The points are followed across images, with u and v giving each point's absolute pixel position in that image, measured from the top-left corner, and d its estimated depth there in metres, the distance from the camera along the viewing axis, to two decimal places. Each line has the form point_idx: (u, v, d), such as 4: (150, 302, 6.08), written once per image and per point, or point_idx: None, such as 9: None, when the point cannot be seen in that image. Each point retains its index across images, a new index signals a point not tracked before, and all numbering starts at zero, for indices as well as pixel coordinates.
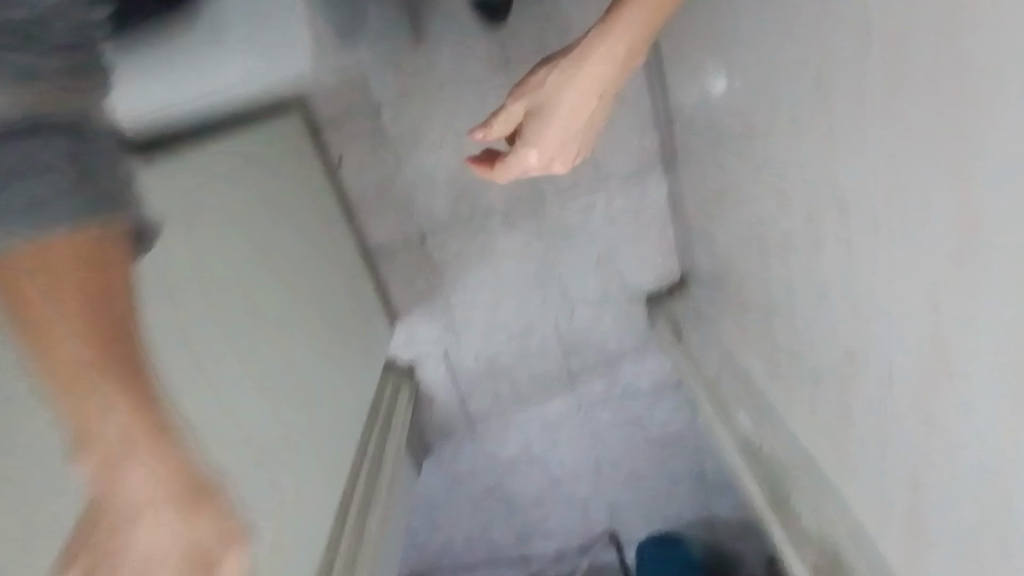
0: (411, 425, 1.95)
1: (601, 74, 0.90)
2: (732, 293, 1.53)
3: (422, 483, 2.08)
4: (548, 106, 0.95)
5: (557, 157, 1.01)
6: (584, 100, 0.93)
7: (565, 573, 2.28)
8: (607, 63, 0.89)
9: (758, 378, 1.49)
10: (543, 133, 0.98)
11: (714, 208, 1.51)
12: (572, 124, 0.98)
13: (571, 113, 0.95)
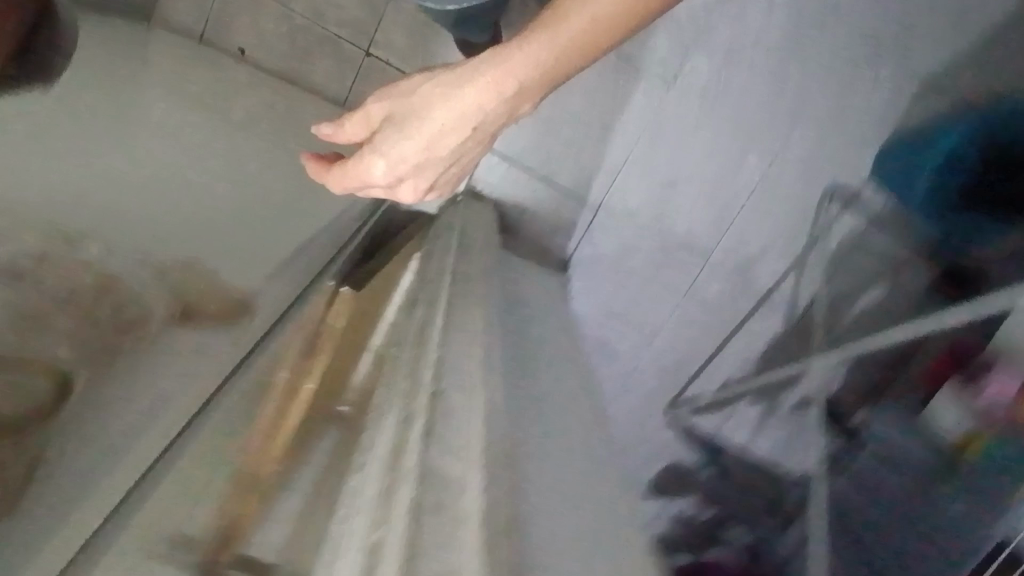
0: (519, 241, 1.66)
1: (538, 66, 0.69)
2: None
3: (580, 295, 1.73)
4: (421, 114, 0.73)
5: (417, 178, 0.77)
6: (496, 85, 0.70)
7: (817, 280, 1.67)
8: (550, 39, 0.68)
9: None
10: (408, 143, 0.73)
11: None
12: (446, 145, 0.74)
13: (443, 136, 0.73)
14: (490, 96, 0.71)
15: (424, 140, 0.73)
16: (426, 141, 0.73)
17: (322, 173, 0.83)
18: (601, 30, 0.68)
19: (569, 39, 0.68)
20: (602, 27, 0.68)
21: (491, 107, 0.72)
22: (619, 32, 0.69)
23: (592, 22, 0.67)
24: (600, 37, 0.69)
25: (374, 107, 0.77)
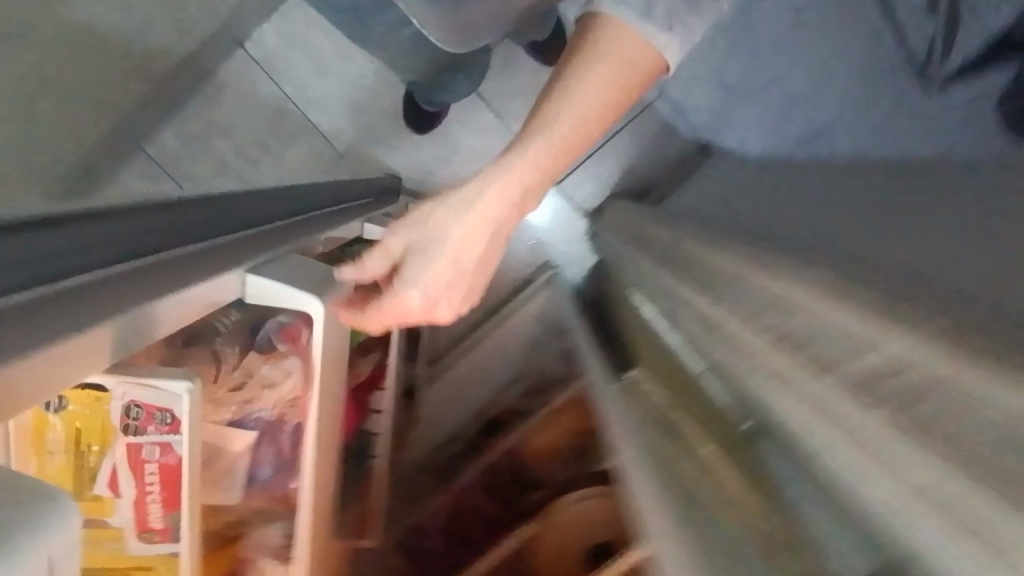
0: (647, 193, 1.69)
1: (541, 168, 0.65)
2: None
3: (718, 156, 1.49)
4: (437, 240, 0.69)
5: (449, 298, 0.73)
6: (500, 197, 0.66)
7: None
8: (545, 144, 0.64)
9: None
10: (437, 267, 0.70)
11: None
12: (471, 263, 0.70)
13: (463, 261, 0.70)
14: (506, 212, 0.67)
15: (437, 256, 0.69)
16: (456, 262, 0.70)
17: (350, 319, 0.79)
18: (582, 125, 0.63)
19: (566, 139, 0.64)
20: (589, 122, 0.63)
21: (510, 218, 0.68)
22: (613, 113, 0.64)
23: (582, 117, 0.63)
24: (591, 131, 0.64)
25: (382, 254, 0.74)
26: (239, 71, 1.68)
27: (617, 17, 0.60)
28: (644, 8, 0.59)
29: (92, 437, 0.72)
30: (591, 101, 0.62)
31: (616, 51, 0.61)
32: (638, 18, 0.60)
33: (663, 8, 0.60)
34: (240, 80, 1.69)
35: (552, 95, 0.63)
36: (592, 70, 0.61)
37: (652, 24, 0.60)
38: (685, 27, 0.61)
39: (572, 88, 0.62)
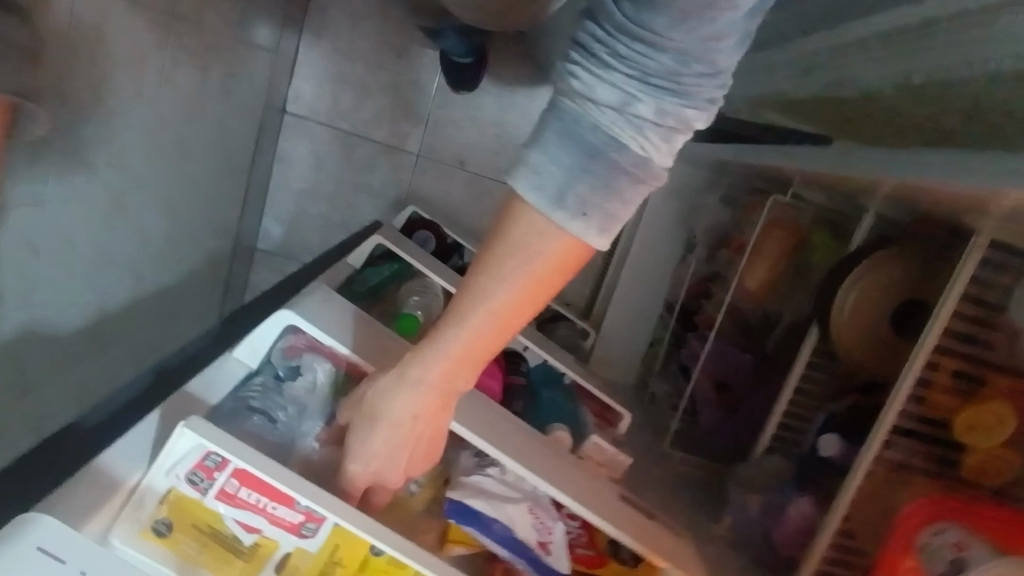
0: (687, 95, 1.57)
1: (481, 343, 0.53)
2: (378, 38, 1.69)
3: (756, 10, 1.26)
4: (377, 407, 0.54)
5: (408, 471, 0.57)
6: (440, 370, 0.53)
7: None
8: (480, 323, 0.52)
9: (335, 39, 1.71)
10: (376, 437, 0.54)
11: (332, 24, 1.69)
12: (425, 437, 0.56)
13: (415, 455, 0.56)
14: (438, 382, 0.54)
15: (381, 429, 0.55)
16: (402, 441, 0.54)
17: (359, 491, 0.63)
18: (507, 316, 0.52)
19: (495, 321, 0.52)
20: (521, 306, 0.52)
21: (429, 423, 0.55)
22: (537, 303, 0.52)
23: (515, 303, 0.52)
24: (513, 319, 0.53)
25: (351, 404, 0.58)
26: (305, 126, 1.75)
27: (533, 206, 0.49)
28: (558, 195, 0.48)
29: (200, 518, 0.47)
30: (513, 296, 0.51)
31: (533, 243, 0.50)
32: (548, 206, 0.49)
33: (575, 200, 0.48)
34: (306, 136, 1.75)
35: (481, 269, 0.51)
36: (520, 253, 0.50)
37: (562, 212, 0.48)
38: (603, 212, 0.49)
39: (502, 280, 0.51)
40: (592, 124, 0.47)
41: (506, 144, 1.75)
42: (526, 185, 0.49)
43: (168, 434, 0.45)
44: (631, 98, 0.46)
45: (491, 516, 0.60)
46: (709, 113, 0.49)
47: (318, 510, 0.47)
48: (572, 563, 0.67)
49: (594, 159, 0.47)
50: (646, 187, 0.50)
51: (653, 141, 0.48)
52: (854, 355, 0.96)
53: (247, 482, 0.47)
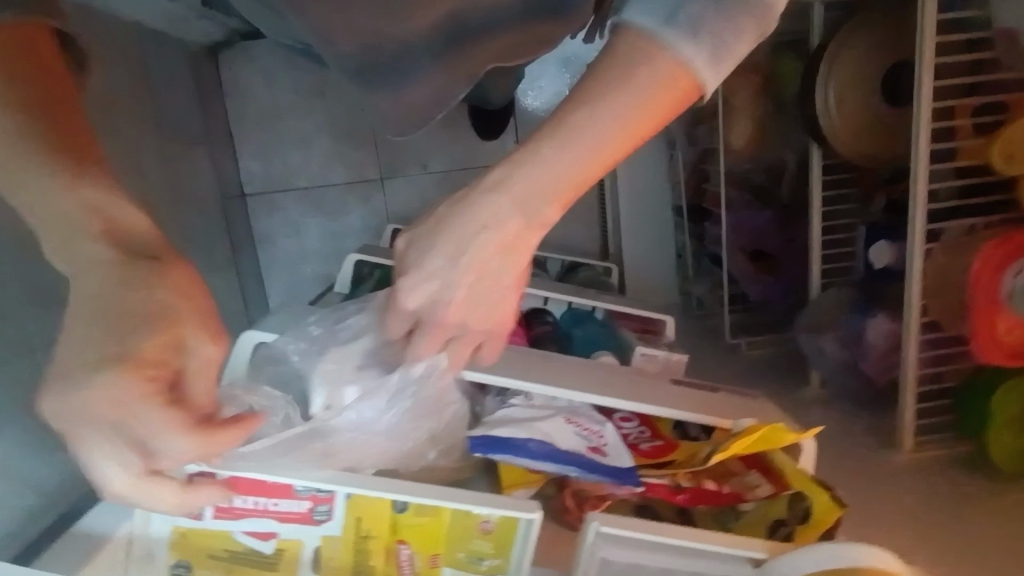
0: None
1: (580, 169, 0.44)
2: (287, 74, 1.55)
3: None
4: (446, 234, 0.44)
5: (473, 311, 0.47)
6: (525, 182, 0.43)
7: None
8: (581, 150, 0.43)
9: (241, 101, 1.56)
10: (436, 258, 0.45)
11: (239, 85, 1.55)
12: (497, 276, 0.46)
13: (478, 293, 0.46)
14: (520, 201, 0.44)
15: (443, 260, 0.45)
16: (468, 261, 0.44)
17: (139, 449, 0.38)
18: (612, 144, 0.44)
19: (605, 154, 0.44)
20: (628, 134, 0.44)
21: (506, 261, 0.45)
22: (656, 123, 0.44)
23: (624, 128, 0.43)
24: (614, 156, 0.44)
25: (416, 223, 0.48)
26: (267, 199, 1.59)
27: (643, 28, 0.43)
28: (669, 15, 0.43)
29: (211, 541, 0.48)
30: (629, 110, 0.43)
31: (646, 61, 0.43)
32: (659, 26, 0.43)
33: (688, 15, 0.43)
34: (274, 208, 1.59)
35: (591, 75, 0.43)
36: (631, 70, 0.43)
37: (672, 31, 0.43)
38: (714, 40, 0.44)
39: (616, 88, 0.43)
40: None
41: (458, 128, 1.58)
42: (634, 10, 0.44)
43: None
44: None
45: (522, 437, 0.55)
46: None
47: (317, 487, 0.47)
48: (642, 459, 0.62)
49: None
50: (750, 39, 0.45)
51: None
52: (855, 149, 0.87)
53: (237, 489, 0.47)
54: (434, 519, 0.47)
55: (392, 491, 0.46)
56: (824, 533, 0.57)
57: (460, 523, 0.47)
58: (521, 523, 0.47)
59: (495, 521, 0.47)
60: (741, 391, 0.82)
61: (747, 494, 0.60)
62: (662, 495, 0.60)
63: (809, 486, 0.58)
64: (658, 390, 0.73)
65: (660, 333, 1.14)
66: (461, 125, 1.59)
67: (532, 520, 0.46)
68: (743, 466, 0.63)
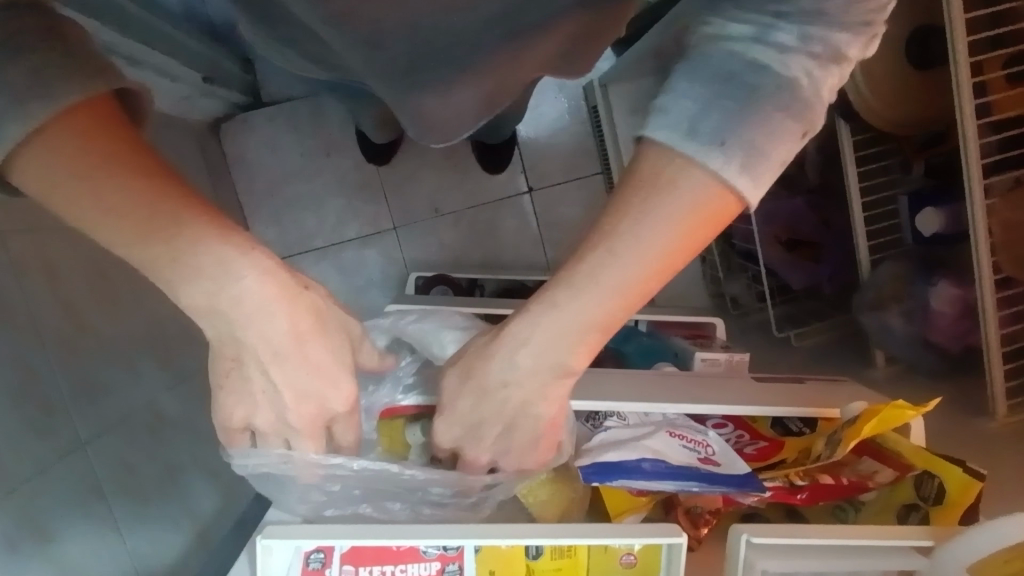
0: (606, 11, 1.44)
1: (604, 314, 0.45)
2: (288, 137, 1.55)
3: None
4: (485, 382, 0.48)
5: (501, 451, 0.52)
6: (551, 336, 0.45)
7: None
8: (607, 291, 0.44)
9: (245, 170, 1.56)
10: (469, 408, 0.49)
11: (242, 156, 1.55)
12: (535, 416, 0.49)
13: (510, 427, 0.50)
14: (548, 352, 0.46)
15: (476, 411, 0.49)
16: (493, 411, 0.49)
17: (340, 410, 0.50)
18: (643, 278, 0.43)
19: (632, 291, 0.44)
20: (660, 267, 0.43)
21: (536, 406, 0.49)
22: (696, 245, 0.44)
23: (650, 261, 0.43)
24: (647, 289, 0.44)
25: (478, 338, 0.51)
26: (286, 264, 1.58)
27: (663, 146, 0.41)
28: (691, 128, 0.41)
29: None
30: (659, 241, 0.42)
31: (669, 183, 0.41)
32: (681, 142, 0.41)
33: (713, 127, 0.40)
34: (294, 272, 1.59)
35: (610, 212, 0.43)
36: (654, 202, 0.42)
37: (696, 143, 0.40)
38: (747, 143, 0.41)
39: (641, 223, 0.42)
40: (726, 53, 0.41)
41: (466, 166, 1.58)
42: (655, 125, 0.41)
43: (260, 558, 0.45)
44: (769, 27, 0.40)
45: (634, 458, 0.54)
46: (867, 41, 0.41)
47: (443, 545, 0.45)
48: (751, 463, 0.61)
49: (732, 83, 0.40)
50: (800, 130, 0.42)
51: (804, 66, 0.41)
52: (892, 119, 0.86)
53: (360, 560, 0.46)
54: (564, 555, 0.47)
55: (527, 538, 0.45)
56: (968, 512, 0.55)
57: (600, 559, 0.47)
58: (664, 549, 0.46)
59: (637, 552, 0.47)
60: (821, 378, 0.80)
61: (870, 482, 0.58)
62: (780, 497, 0.56)
63: (938, 465, 0.57)
64: (745, 390, 0.71)
65: (713, 335, 1.12)
66: (467, 163, 1.58)
67: (678, 544, 0.45)
68: (853, 456, 0.61)
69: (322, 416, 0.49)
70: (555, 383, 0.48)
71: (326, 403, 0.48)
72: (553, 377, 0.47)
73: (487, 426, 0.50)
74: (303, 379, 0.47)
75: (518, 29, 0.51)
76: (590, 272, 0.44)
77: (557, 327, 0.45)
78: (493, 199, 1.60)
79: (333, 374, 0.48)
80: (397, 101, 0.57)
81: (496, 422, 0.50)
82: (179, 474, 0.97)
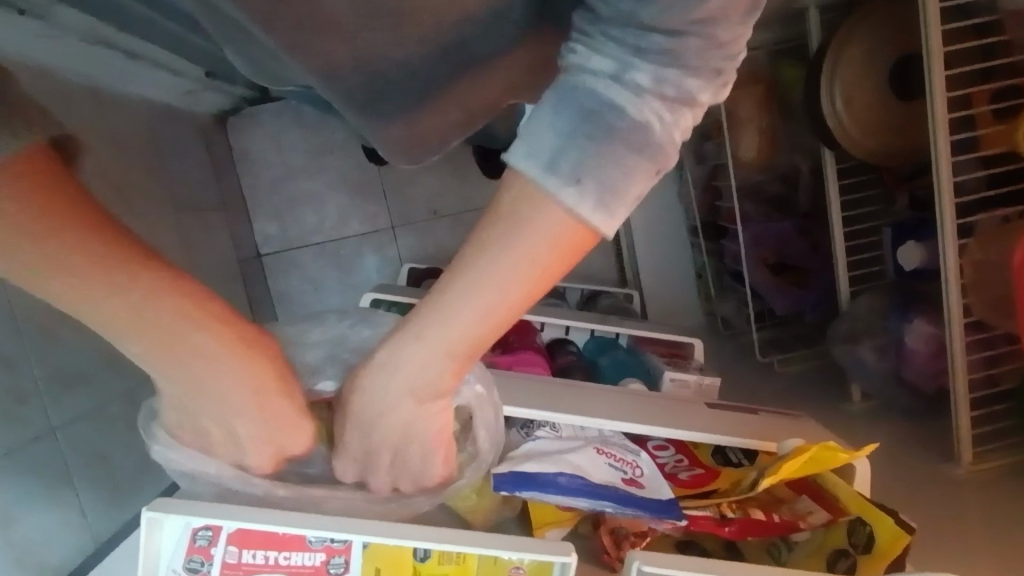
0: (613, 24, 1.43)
1: (464, 346, 0.43)
2: (294, 133, 1.58)
3: None
4: (357, 410, 0.47)
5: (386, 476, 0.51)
6: (410, 367, 0.44)
7: None
8: (463, 324, 0.42)
9: (249, 163, 1.58)
10: (349, 433, 0.48)
11: (247, 149, 1.58)
12: (415, 441, 0.48)
13: (388, 455, 0.49)
14: (410, 385, 0.45)
15: (359, 437, 0.48)
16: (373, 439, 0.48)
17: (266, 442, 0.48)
18: (500, 311, 0.41)
19: (490, 323, 0.42)
20: (516, 298, 0.41)
21: (413, 433, 0.47)
22: (557, 273, 0.41)
23: (509, 293, 0.40)
24: (510, 318, 0.42)
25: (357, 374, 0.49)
26: (283, 258, 1.60)
27: (524, 177, 0.38)
28: (551, 161, 0.38)
29: None
30: (509, 275, 0.40)
31: (525, 219, 0.39)
32: (540, 174, 0.38)
33: (571, 164, 0.38)
34: (290, 266, 1.60)
35: (469, 245, 0.40)
36: (510, 237, 0.39)
37: (553, 179, 0.38)
38: (601, 179, 0.38)
39: (490, 257, 0.40)
40: (586, 83, 0.37)
41: (467, 171, 1.58)
42: (516, 153, 0.38)
43: (146, 533, 0.45)
44: (628, 64, 0.37)
45: (551, 472, 0.52)
46: (718, 87, 0.39)
47: (330, 538, 0.46)
48: (681, 488, 0.59)
49: (590, 118, 0.37)
50: (654, 169, 0.40)
51: (655, 110, 0.38)
52: (871, 148, 0.84)
53: (246, 543, 0.46)
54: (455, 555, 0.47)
55: (417, 539, 0.45)
56: (893, 564, 0.52)
57: (490, 564, 0.47)
58: (555, 565, 0.46)
59: (526, 567, 0.46)
60: (784, 411, 0.79)
61: (800, 522, 0.56)
62: (707, 528, 0.54)
63: (869, 511, 0.54)
64: (693, 415, 0.69)
65: (689, 356, 1.10)
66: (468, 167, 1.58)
67: (567, 562, 0.45)
68: (791, 493, 0.60)
69: (251, 448, 0.48)
70: (424, 413, 0.47)
71: (257, 434, 0.47)
72: (424, 407, 0.46)
73: (371, 455, 0.49)
74: (240, 406, 0.45)
75: (462, 56, 0.52)
76: (443, 307, 0.42)
77: (417, 358, 0.44)
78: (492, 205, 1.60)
79: (260, 411, 0.46)
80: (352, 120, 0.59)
81: (376, 452, 0.49)
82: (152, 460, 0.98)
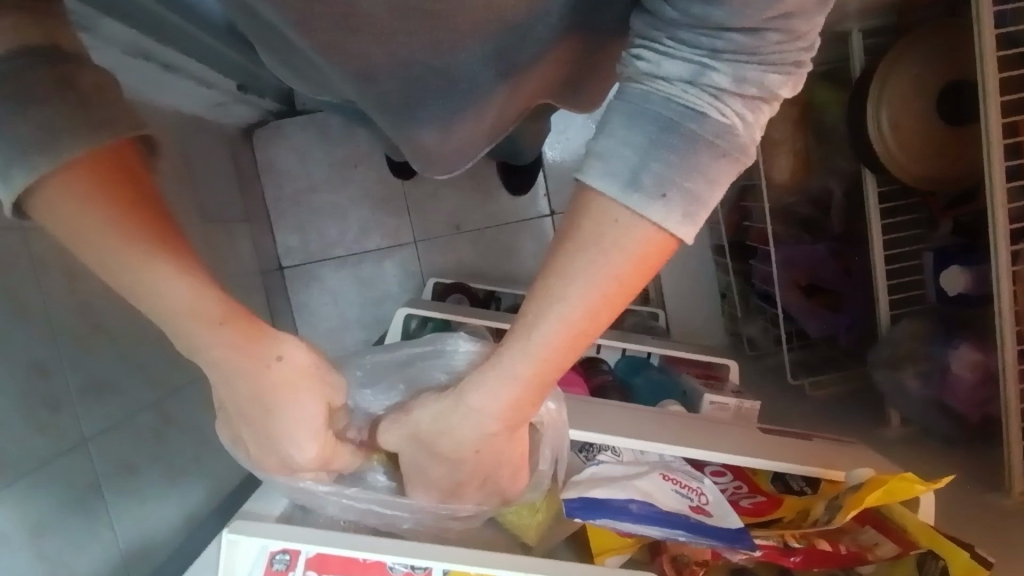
0: None
1: (544, 370, 0.42)
2: (317, 146, 1.57)
3: None
4: (438, 435, 0.47)
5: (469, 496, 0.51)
6: (491, 393, 0.43)
7: None
8: (542, 348, 0.41)
9: (273, 176, 1.58)
10: (432, 459, 0.48)
11: (271, 162, 1.57)
12: (494, 462, 0.48)
13: (468, 477, 0.49)
14: (488, 410, 0.44)
15: (442, 462, 0.48)
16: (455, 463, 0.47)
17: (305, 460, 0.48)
18: (584, 329, 0.41)
19: (569, 344, 0.41)
20: (598, 315, 0.40)
21: (492, 455, 0.47)
22: (638, 284, 0.40)
23: (591, 311, 0.40)
24: (591, 333, 0.41)
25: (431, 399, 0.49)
26: (306, 271, 1.60)
27: (605, 196, 0.37)
28: (631, 177, 0.37)
29: None
30: (592, 291, 0.39)
31: (607, 239, 0.38)
32: (622, 191, 0.37)
33: (654, 177, 0.37)
34: (313, 279, 1.60)
35: (551, 266, 0.39)
36: (588, 256, 0.38)
37: (636, 195, 0.37)
38: (686, 191, 0.37)
39: (570, 280, 0.39)
40: (665, 95, 0.37)
41: (490, 186, 1.58)
42: (593, 173, 0.38)
43: (227, 552, 0.48)
44: (703, 66, 0.36)
45: (622, 499, 0.52)
46: (797, 81, 0.38)
47: (410, 563, 0.47)
48: (745, 517, 0.59)
49: (671, 130, 0.36)
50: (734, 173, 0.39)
51: (736, 111, 0.37)
52: (919, 174, 0.84)
53: (325, 567, 0.47)
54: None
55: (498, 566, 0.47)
56: None
57: None
58: None
59: None
60: (831, 437, 0.78)
61: (869, 554, 0.54)
62: (772, 557, 0.53)
63: (943, 546, 0.53)
64: (744, 438, 0.68)
65: (724, 378, 1.08)
66: (491, 182, 1.58)
67: None
68: (854, 523, 0.58)
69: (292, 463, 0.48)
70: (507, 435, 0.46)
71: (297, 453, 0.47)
72: (508, 430, 0.46)
73: (452, 479, 0.49)
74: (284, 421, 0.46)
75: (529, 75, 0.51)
76: (526, 332, 0.41)
77: (497, 383, 0.43)
78: (514, 220, 1.60)
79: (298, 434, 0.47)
80: (406, 136, 0.59)
81: (461, 475, 0.48)
82: (179, 472, 0.96)
